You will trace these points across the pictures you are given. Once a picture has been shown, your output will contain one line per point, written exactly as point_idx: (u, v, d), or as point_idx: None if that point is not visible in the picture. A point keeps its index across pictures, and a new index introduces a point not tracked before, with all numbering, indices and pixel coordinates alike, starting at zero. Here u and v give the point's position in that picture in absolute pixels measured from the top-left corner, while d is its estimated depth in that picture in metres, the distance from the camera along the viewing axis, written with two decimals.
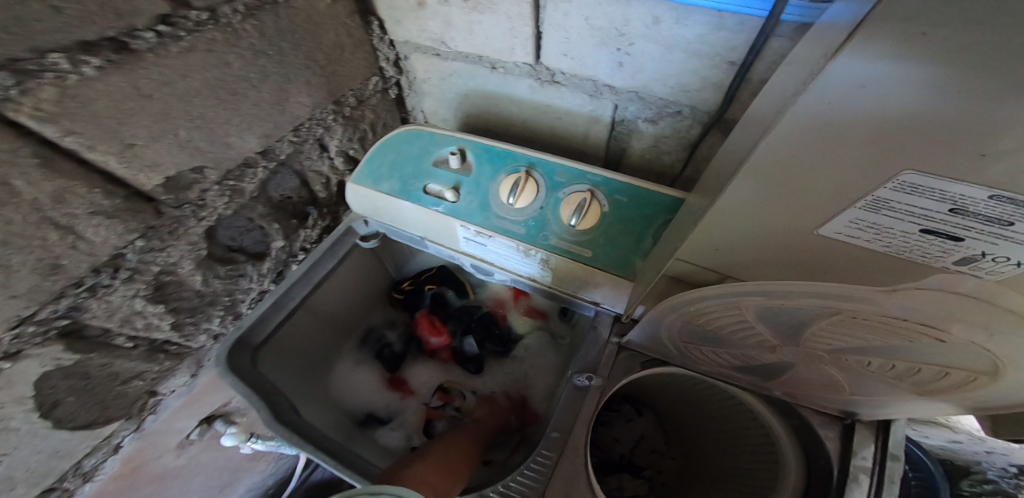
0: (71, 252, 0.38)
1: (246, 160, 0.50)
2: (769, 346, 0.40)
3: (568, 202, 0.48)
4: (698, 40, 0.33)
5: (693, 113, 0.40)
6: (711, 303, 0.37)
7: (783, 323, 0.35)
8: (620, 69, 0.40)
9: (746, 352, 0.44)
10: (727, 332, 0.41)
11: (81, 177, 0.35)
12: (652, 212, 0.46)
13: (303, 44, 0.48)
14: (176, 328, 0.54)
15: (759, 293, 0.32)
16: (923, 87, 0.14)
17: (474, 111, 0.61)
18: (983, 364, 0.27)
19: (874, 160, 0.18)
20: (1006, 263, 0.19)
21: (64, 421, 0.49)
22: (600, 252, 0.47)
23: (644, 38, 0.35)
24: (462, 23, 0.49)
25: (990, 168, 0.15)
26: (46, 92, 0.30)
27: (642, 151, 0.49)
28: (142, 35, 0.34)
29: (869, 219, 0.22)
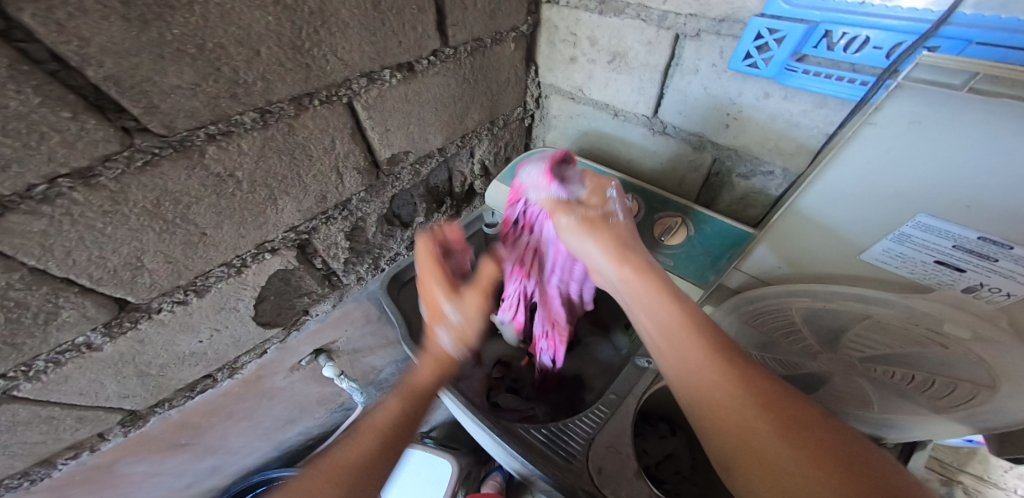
0: (332, 191, 0.56)
1: (429, 153, 0.68)
2: (812, 352, 0.47)
3: (661, 223, 0.55)
4: (801, 113, 0.46)
5: (784, 173, 0.53)
6: (769, 303, 0.45)
7: (825, 328, 0.43)
8: (726, 128, 0.54)
9: (791, 359, 0.50)
10: (778, 335, 0.48)
11: (358, 144, 0.54)
12: (738, 241, 0.51)
13: (489, 77, 0.67)
14: (344, 263, 0.70)
15: (810, 294, 0.41)
16: (943, 138, 0.26)
17: (588, 146, 0.76)
18: (983, 377, 0.35)
19: (898, 200, 0.30)
20: (999, 293, 0.29)
21: (261, 314, 0.64)
22: (680, 263, 0.53)
23: (752, 106, 0.49)
24: (602, 78, 0.64)
25: (973, 215, 0.27)
26: (373, 92, 0.50)
27: (730, 201, 0.62)
28: (421, 62, 0.54)
29: (897, 250, 0.33)
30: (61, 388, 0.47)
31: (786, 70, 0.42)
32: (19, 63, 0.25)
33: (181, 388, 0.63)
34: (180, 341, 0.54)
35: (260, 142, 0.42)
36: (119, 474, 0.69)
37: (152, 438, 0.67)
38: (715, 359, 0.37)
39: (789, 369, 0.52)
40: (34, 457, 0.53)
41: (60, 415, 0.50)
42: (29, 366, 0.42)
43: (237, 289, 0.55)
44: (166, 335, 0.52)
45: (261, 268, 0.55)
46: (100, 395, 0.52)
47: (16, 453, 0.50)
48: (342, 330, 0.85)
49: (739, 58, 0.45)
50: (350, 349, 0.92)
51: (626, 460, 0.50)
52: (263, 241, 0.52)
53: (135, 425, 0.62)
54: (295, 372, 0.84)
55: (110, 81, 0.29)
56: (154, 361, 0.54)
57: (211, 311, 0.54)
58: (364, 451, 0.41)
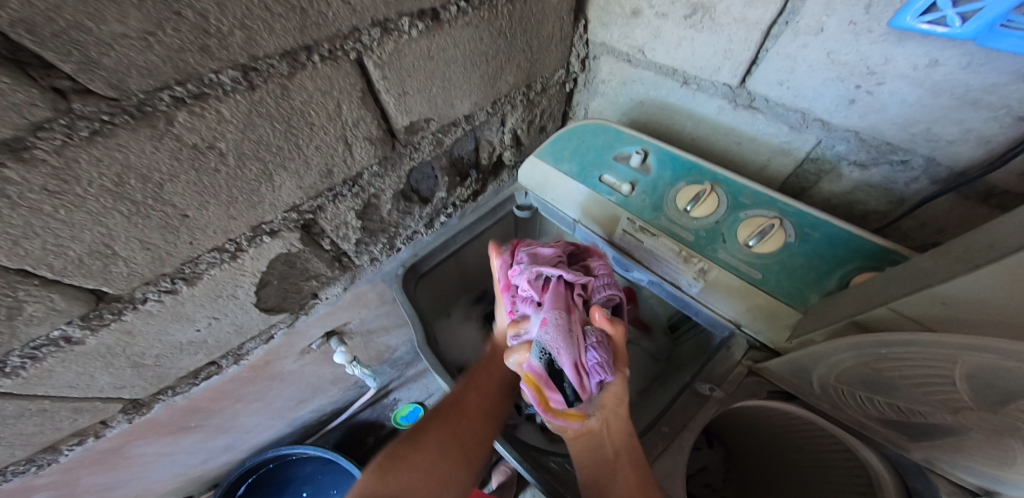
0: (340, 164, 0.47)
1: (454, 120, 0.58)
2: (952, 406, 0.30)
3: (750, 223, 0.46)
4: (986, 88, 0.34)
5: (927, 165, 0.42)
6: (915, 350, 0.29)
7: (995, 390, 0.26)
8: (850, 105, 0.43)
9: (911, 408, 0.34)
10: (904, 382, 0.32)
11: (371, 110, 0.45)
12: (851, 255, 0.42)
13: (528, 31, 0.55)
14: (356, 243, 0.63)
15: (997, 353, 0.24)
16: None
17: (643, 118, 0.65)
18: None
19: None
20: None
21: (263, 300, 0.59)
22: (771, 277, 0.44)
23: (901, 78, 0.38)
24: (672, 37, 0.53)
25: None
26: (388, 46, 0.40)
27: (832, 194, 0.52)
28: (448, 9, 0.43)
29: None
30: (47, 382, 0.44)
31: (995, 27, 0.29)
32: None
33: (183, 376, 0.61)
34: (176, 330, 0.51)
35: (246, 106, 0.33)
36: (129, 455, 0.69)
37: (160, 422, 0.67)
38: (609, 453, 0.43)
39: (906, 418, 0.35)
40: (37, 443, 0.53)
41: (53, 407, 0.49)
42: (3, 361, 0.38)
43: (233, 276, 0.50)
44: (158, 325, 0.48)
45: (258, 252, 0.50)
46: (93, 387, 0.50)
47: (13, 444, 0.50)
48: (355, 312, 0.81)
49: (909, 11, 0.32)
50: (362, 330, 0.88)
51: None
52: (260, 223, 0.46)
53: (137, 413, 0.61)
54: (304, 355, 0.81)
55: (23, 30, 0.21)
56: (149, 352, 0.51)
57: (207, 300, 0.50)
58: (431, 458, 0.48)
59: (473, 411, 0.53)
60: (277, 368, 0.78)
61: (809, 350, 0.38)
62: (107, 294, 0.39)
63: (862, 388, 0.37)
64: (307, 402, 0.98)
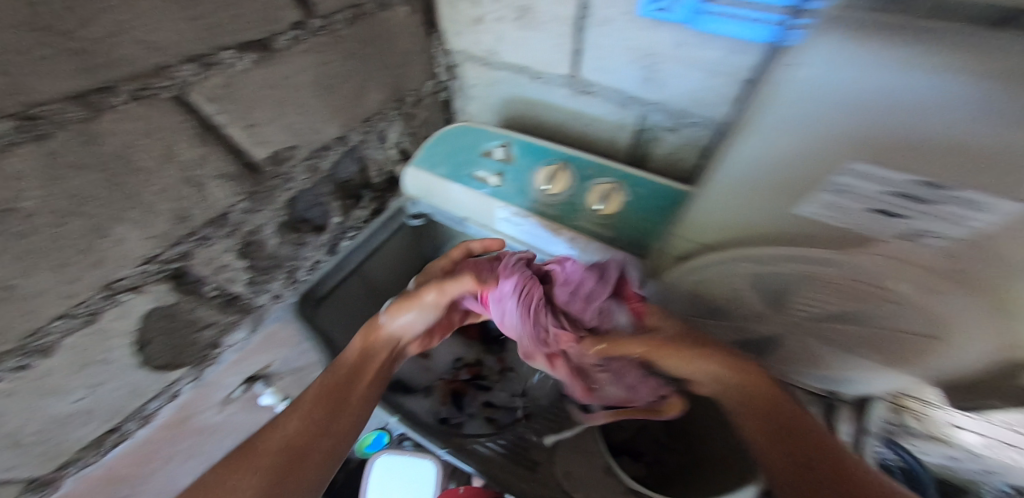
0: (196, 206, 0.45)
1: (325, 144, 0.57)
2: (753, 313, 0.42)
3: (596, 189, 0.53)
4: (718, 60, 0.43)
5: (706, 123, 0.50)
6: (710, 271, 0.39)
7: (775, 293, 0.37)
8: (647, 83, 0.51)
9: (738, 323, 0.44)
10: (724, 305, 0.43)
11: (216, 145, 0.43)
12: (672, 202, 0.50)
13: (382, 49, 0.57)
14: (248, 284, 0.60)
15: (752, 261, 0.35)
16: (895, 84, 0.20)
17: (513, 114, 0.71)
18: (929, 329, 0.32)
19: (851, 137, 0.23)
20: (942, 238, 0.25)
21: (150, 358, 0.55)
22: (621, 233, 0.50)
23: (669, 57, 0.47)
24: (513, 38, 0.59)
25: (955, 158, 0.20)
26: (216, 80, 0.40)
27: (661, 157, 0.60)
28: (279, 39, 0.44)
29: (835, 201, 0.26)
30: None
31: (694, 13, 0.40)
32: None
33: (82, 448, 0.55)
34: (43, 407, 0.46)
35: (39, 158, 0.31)
36: None
37: None
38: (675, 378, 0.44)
39: (743, 336, 0.46)
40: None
41: None
42: None
43: (99, 339, 0.46)
44: (21, 402, 0.43)
45: (120, 311, 0.46)
46: None
47: None
48: (274, 352, 0.77)
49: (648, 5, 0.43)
50: (289, 369, 0.84)
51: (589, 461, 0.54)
52: (111, 281, 0.43)
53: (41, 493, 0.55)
54: (228, 404, 0.77)
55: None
56: (23, 430, 0.45)
57: (70, 371, 0.46)
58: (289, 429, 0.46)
59: (344, 423, 0.49)
60: (199, 423, 0.73)
61: (660, 294, 0.47)
62: None
63: (706, 316, 0.47)
64: None
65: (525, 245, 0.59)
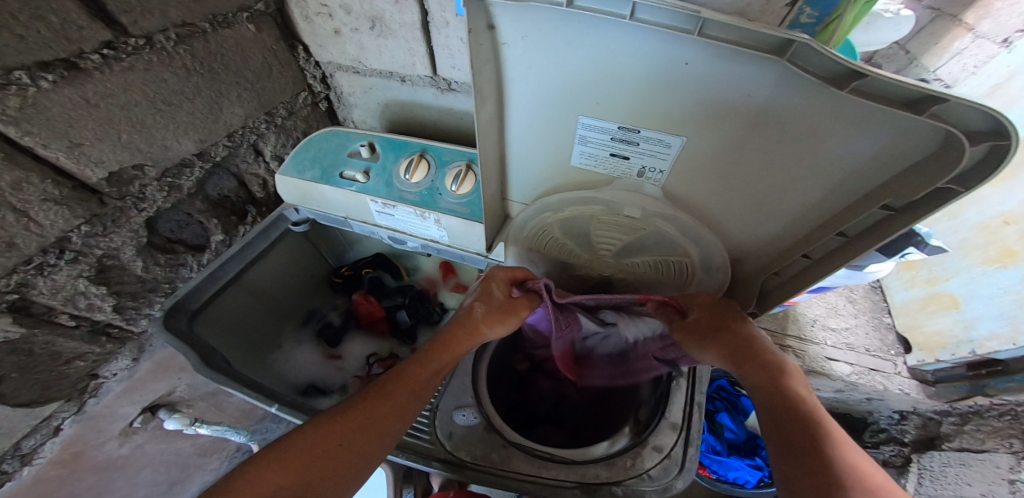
0: (22, 233, 0.44)
1: (183, 161, 0.58)
2: (586, 260, 0.48)
3: (451, 173, 0.56)
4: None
5: None
6: (532, 224, 0.47)
7: (582, 236, 0.45)
8: None
9: (579, 273, 0.51)
10: (559, 256, 0.49)
11: (37, 168, 0.43)
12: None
13: (233, 64, 0.58)
14: (117, 311, 0.59)
15: (549, 208, 0.44)
16: (574, 53, 0.30)
17: (393, 117, 0.76)
18: (680, 251, 0.41)
19: (569, 88, 0.33)
20: (654, 172, 0.37)
21: (7, 396, 0.52)
22: (475, 209, 0.54)
23: None
24: (374, 46, 0.63)
25: (626, 96, 0.32)
26: (12, 101, 0.38)
27: None
28: (88, 57, 0.43)
29: (586, 152, 0.38)
30: None
31: None
32: None
33: None
34: None
35: None
36: None
37: None
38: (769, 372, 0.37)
39: (589, 286, 0.52)
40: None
41: None
42: None
43: None
44: None
45: None
46: None
47: None
48: (173, 379, 0.75)
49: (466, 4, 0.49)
50: (201, 392, 0.81)
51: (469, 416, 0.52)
52: None
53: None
54: (131, 437, 0.73)
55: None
56: None
57: None
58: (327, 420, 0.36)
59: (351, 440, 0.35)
60: (100, 459, 0.70)
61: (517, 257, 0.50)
62: None
63: (559, 275, 0.52)
64: None
65: (405, 234, 0.62)
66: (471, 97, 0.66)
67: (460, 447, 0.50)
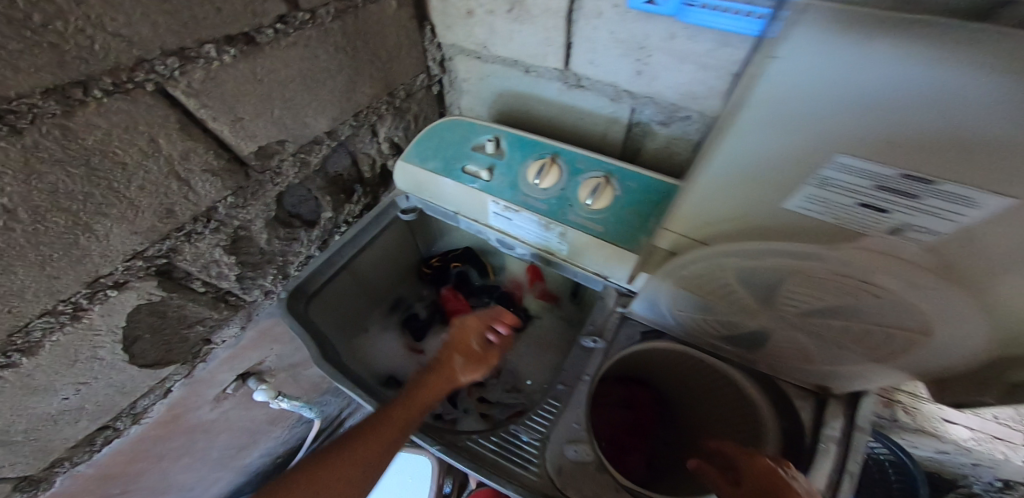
0: (181, 201, 0.46)
1: (315, 138, 0.58)
2: (747, 310, 0.43)
3: (584, 184, 0.51)
4: (707, 54, 0.42)
5: (701, 118, 0.50)
6: (698, 267, 0.41)
7: (762, 288, 0.39)
8: (638, 76, 0.50)
9: (732, 321, 0.46)
10: (715, 299, 0.44)
11: (202, 141, 0.44)
12: (664, 196, 0.49)
13: (371, 42, 0.57)
14: (238, 280, 0.61)
15: (735, 255, 0.36)
16: (902, 87, 0.18)
17: (506, 108, 0.71)
18: (913, 323, 0.33)
19: (855, 119, 0.21)
20: (923, 231, 0.25)
21: (139, 356, 0.56)
22: (610, 229, 0.49)
23: (660, 50, 0.45)
24: (504, 32, 0.57)
25: (956, 156, 0.19)
26: (196, 74, 0.40)
27: (655, 149, 0.59)
28: (264, 32, 0.44)
29: (820, 195, 0.27)
30: None
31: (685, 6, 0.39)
32: None
33: (73, 447, 0.62)
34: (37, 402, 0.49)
35: (18, 153, 0.31)
36: None
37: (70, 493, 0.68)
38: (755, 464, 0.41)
39: (732, 332, 0.48)
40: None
41: None
42: None
43: (89, 334, 0.47)
44: (11, 400, 0.46)
45: (108, 307, 0.46)
46: None
47: None
48: (268, 349, 0.79)
49: None
50: (284, 366, 0.87)
51: (582, 456, 0.47)
52: (96, 277, 0.42)
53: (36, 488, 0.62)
54: (221, 402, 0.81)
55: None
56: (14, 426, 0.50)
57: (60, 368, 0.47)
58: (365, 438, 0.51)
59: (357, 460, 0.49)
60: (193, 421, 0.78)
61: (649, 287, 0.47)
62: None
63: (700, 313, 0.48)
64: (250, 448, 1.00)
65: (516, 240, 0.58)
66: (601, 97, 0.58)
67: (568, 485, 0.45)
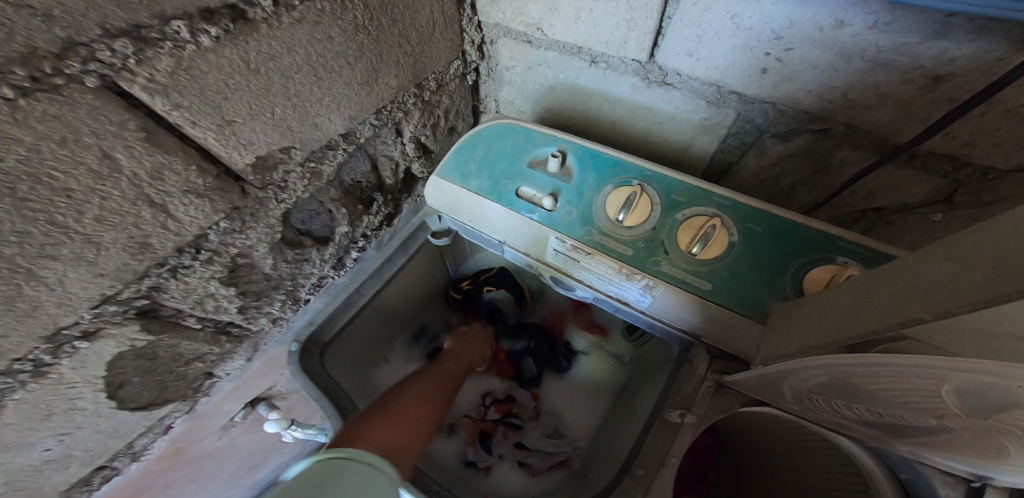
0: (161, 232, 0.36)
1: (327, 142, 0.48)
2: (935, 414, 0.27)
3: (688, 226, 0.42)
4: (896, 49, 0.29)
5: (847, 132, 0.38)
6: (876, 368, 0.25)
7: (986, 404, 0.22)
8: (763, 74, 0.37)
9: (890, 412, 0.31)
10: (875, 391, 0.29)
11: (184, 153, 0.34)
12: (800, 249, 0.40)
13: (397, 20, 0.45)
14: (241, 310, 0.52)
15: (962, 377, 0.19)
16: None
17: (557, 105, 0.58)
18: None
19: None
20: None
21: (128, 400, 0.47)
22: (722, 287, 0.41)
23: (809, 41, 0.32)
24: (570, 8, 0.44)
25: None
26: (165, 63, 0.29)
27: (758, 169, 0.47)
28: (260, 3, 0.33)
29: None
30: None
31: None
32: None
33: (61, 493, 0.53)
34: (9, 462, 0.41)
35: None
36: None
37: None
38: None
39: (887, 420, 0.33)
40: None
41: None
42: None
43: (59, 390, 0.39)
44: None
45: (79, 361, 0.37)
46: None
47: None
48: (277, 375, 0.70)
49: None
50: (297, 387, 0.77)
51: None
52: (57, 329, 0.33)
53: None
54: (229, 429, 0.72)
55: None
56: None
57: (30, 425, 0.39)
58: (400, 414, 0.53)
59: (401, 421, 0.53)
60: (198, 451, 0.70)
61: (779, 367, 0.33)
62: None
63: (837, 397, 0.34)
64: (261, 465, 0.95)
65: (573, 279, 0.49)
66: (689, 98, 0.44)
67: None
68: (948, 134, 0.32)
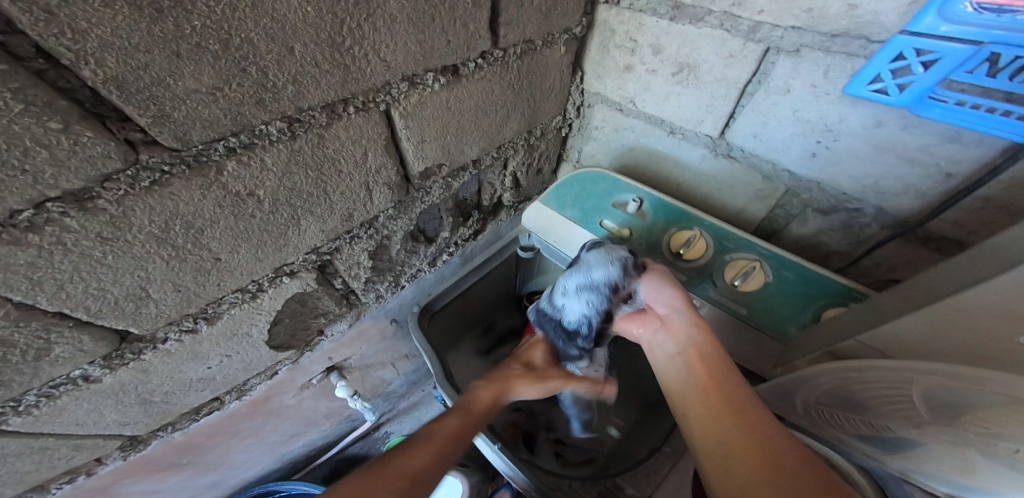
0: (359, 208, 0.49)
1: (463, 165, 0.62)
2: (914, 422, 0.34)
3: (734, 265, 0.52)
4: (921, 147, 0.40)
5: (876, 213, 0.49)
6: (878, 375, 0.34)
7: (942, 404, 0.30)
8: (813, 157, 0.49)
9: (879, 422, 0.38)
10: (873, 401, 0.37)
11: (392, 156, 0.48)
12: (820, 292, 0.48)
13: (534, 83, 0.60)
14: (365, 281, 0.64)
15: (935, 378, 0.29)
16: None
17: (633, 162, 0.71)
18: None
19: None
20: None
21: (273, 337, 0.59)
22: (756, 314, 0.49)
23: (852, 136, 0.44)
24: (662, 91, 0.58)
25: None
26: (413, 98, 0.43)
27: (800, 235, 0.58)
28: (467, 65, 0.47)
29: None
30: (53, 420, 0.46)
31: (926, 97, 0.36)
32: (17, 73, 0.20)
33: (185, 412, 0.62)
34: (188, 367, 0.52)
35: (286, 154, 0.35)
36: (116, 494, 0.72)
37: (153, 458, 0.70)
38: (727, 393, 0.40)
39: (878, 434, 0.39)
40: (32, 481, 0.55)
41: (54, 445, 0.51)
42: (21, 400, 0.40)
43: (250, 315, 0.50)
44: (173, 364, 0.49)
45: (277, 292, 0.50)
46: (98, 424, 0.52)
47: (10, 481, 0.52)
48: (357, 348, 0.81)
49: (862, 82, 0.39)
50: (362, 365, 0.89)
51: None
52: (282, 264, 0.46)
53: (134, 449, 0.64)
54: (303, 390, 0.82)
55: (107, 108, 0.24)
56: (158, 389, 0.53)
57: (222, 339, 0.51)
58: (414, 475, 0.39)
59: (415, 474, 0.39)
60: (276, 403, 0.80)
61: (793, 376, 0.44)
62: (130, 333, 0.41)
63: (840, 407, 0.42)
64: (300, 436, 1.02)
65: None
66: (749, 170, 0.57)
67: None
68: (956, 222, 0.42)
